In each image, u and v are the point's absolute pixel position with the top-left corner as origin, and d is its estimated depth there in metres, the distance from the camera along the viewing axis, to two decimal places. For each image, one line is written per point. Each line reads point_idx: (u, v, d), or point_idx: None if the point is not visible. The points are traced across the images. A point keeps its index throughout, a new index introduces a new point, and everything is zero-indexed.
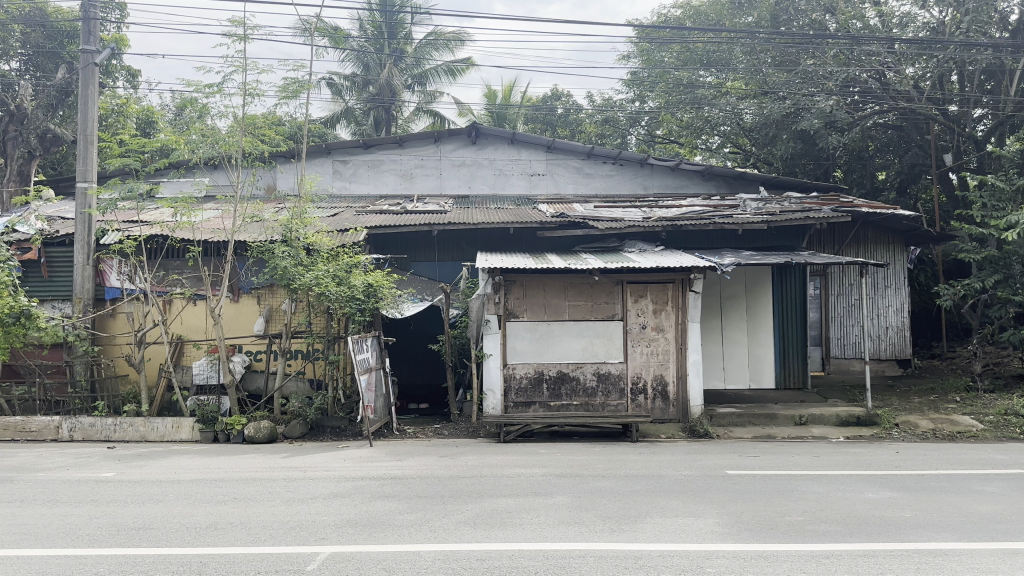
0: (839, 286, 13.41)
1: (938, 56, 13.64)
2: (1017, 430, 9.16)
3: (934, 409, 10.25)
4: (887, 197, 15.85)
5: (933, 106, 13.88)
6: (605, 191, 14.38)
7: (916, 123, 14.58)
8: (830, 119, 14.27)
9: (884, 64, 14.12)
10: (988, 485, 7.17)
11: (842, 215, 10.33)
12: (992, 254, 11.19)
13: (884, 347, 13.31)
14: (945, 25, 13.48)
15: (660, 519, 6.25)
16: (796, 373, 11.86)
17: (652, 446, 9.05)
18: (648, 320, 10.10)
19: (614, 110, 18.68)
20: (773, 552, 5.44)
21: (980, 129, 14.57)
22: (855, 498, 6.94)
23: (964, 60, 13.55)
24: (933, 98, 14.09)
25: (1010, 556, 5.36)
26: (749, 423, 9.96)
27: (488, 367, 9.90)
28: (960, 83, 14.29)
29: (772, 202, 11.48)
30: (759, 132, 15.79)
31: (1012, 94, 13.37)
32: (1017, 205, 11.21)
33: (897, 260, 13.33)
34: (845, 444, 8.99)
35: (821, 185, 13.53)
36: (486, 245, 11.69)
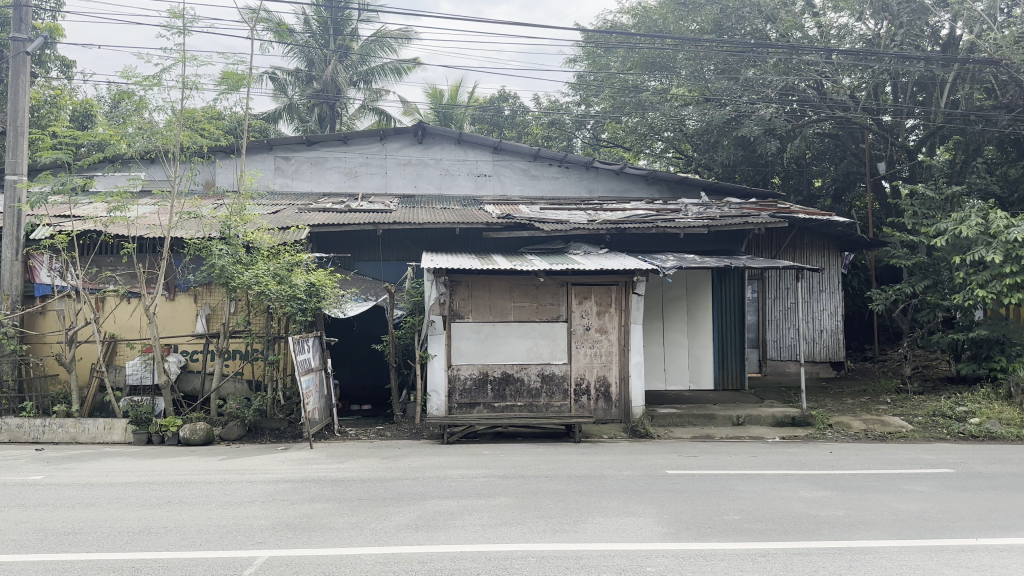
0: (776, 290, 13.69)
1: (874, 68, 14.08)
2: (944, 431, 9.48)
3: (865, 410, 10.55)
4: (822, 205, 16.37)
5: (867, 116, 14.35)
6: (551, 193, 14.44)
7: (851, 132, 15.06)
8: (770, 127, 14.56)
9: (823, 74, 14.34)
10: (917, 484, 7.44)
11: (779, 221, 10.55)
12: (923, 260, 11.55)
13: (818, 349, 13.69)
14: (881, 37, 13.91)
15: (602, 519, 6.31)
16: (734, 374, 12.13)
17: (594, 446, 9.14)
18: (592, 321, 10.18)
19: (559, 112, 18.79)
20: (710, 551, 5.54)
21: (911, 138, 15.10)
22: (789, 496, 7.12)
23: (897, 72, 13.98)
24: (868, 108, 14.49)
25: (936, 553, 5.59)
26: (688, 423, 10.09)
27: (432, 368, 9.80)
28: (893, 94, 14.68)
29: (713, 206, 11.72)
30: (702, 139, 16.06)
31: (943, 106, 13.83)
32: (945, 213, 11.62)
33: (832, 265, 13.70)
34: (782, 443, 9.22)
35: (760, 192, 13.79)
36: (431, 245, 11.61)
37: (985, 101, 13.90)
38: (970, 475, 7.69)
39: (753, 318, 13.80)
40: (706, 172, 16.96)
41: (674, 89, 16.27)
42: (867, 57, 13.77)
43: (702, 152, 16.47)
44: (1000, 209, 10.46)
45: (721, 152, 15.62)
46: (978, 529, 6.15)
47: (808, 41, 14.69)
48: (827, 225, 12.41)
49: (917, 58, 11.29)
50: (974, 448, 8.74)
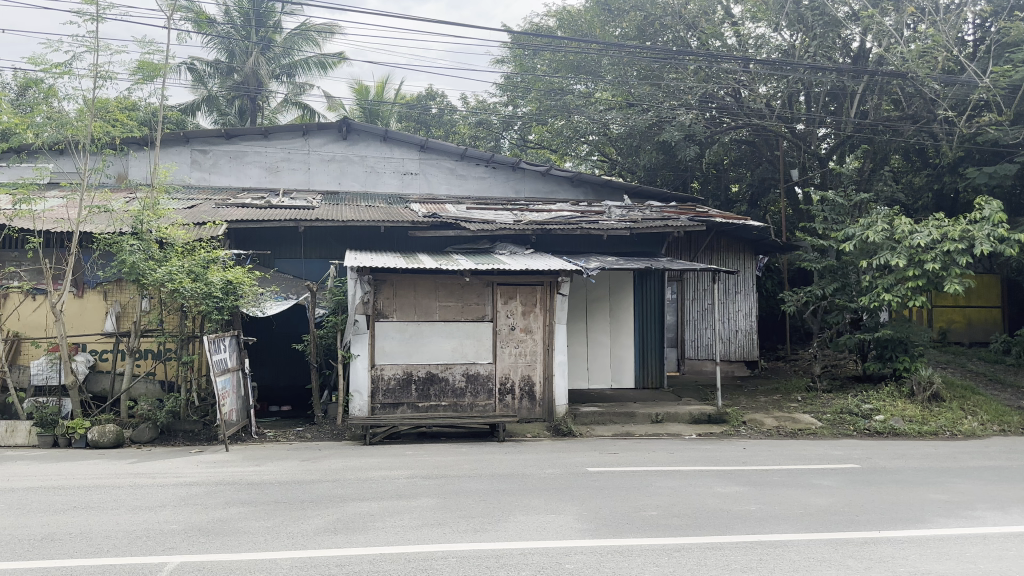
0: (695, 291, 14.03)
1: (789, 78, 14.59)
2: (850, 427, 9.90)
3: (778, 407, 10.92)
4: (739, 209, 16.91)
5: (782, 124, 14.87)
6: (478, 193, 14.44)
7: (767, 139, 15.59)
8: (689, 133, 14.94)
9: (739, 82, 14.86)
10: (825, 479, 7.74)
11: (699, 225, 10.81)
12: (832, 264, 11.88)
13: (734, 349, 14.11)
14: (795, 48, 14.44)
15: (523, 517, 6.34)
16: (654, 373, 12.39)
17: (517, 445, 9.18)
18: (517, 321, 10.22)
19: (486, 112, 18.82)
20: (628, 547, 5.63)
21: (823, 146, 15.72)
22: (705, 492, 7.31)
23: (811, 82, 14.51)
24: (783, 116, 15.01)
25: (841, 545, 5.83)
26: (610, 421, 10.24)
27: (355, 368, 9.64)
28: (806, 103, 15.23)
29: (636, 209, 11.92)
30: (626, 143, 16.37)
31: (853, 116, 14.44)
32: (853, 219, 12.07)
33: (748, 268, 14.15)
34: (698, 440, 9.45)
35: (681, 196, 14.12)
36: (354, 243, 11.45)
37: (891, 112, 14.60)
38: (873, 469, 8.05)
39: (673, 318, 14.10)
40: (630, 175, 17.25)
41: (599, 93, 16.51)
42: (783, 67, 14.28)
43: (626, 155, 16.77)
44: (904, 216, 10.95)
45: (644, 156, 15.93)
46: (880, 522, 6.45)
47: (728, 49, 15.13)
48: (745, 229, 12.77)
49: (828, 68, 11.76)
50: (877, 444, 9.15)
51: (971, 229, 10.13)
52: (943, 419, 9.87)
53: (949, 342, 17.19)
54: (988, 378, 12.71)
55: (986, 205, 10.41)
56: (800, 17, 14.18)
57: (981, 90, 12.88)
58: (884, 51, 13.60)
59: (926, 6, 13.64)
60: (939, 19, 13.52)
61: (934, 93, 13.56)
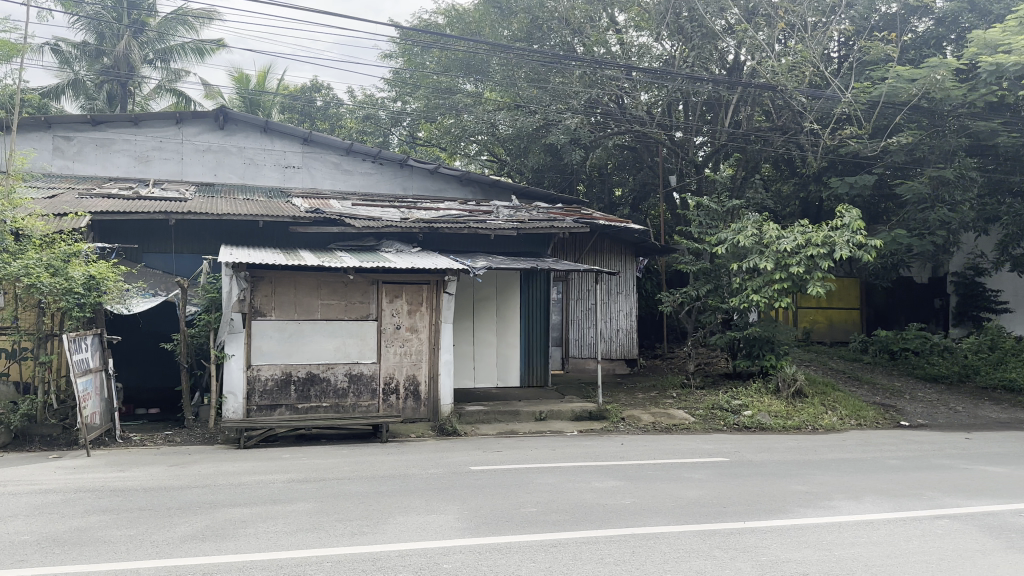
0: (579, 291, 14.34)
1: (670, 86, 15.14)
2: (721, 422, 10.38)
3: (654, 404, 11.32)
4: (622, 213, 17.44)
5: (661, 131, 15.41)
6: (363, 188, 14.23)
7: (648, 145, 16.13)
8: (574, 137, 15.24)
9: (623, 89, 15.20)
10: (696, 472, 8.09)
11: (584, 227, 11.07)
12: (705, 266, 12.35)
13: (614, 347, 14.52)
14: (675, 59, 15.01)
15: (402, 518, 6.30)
16: (539, 371, 12.59)
17: (400, 445, 9.11)
18: (402, 320, 10.15)
19: (373, 107, 18.58)
20: (506, 544, 5.69)
21: (700, 154, 16.39)
22: (583, 487, 7.49)
23: (689, 92, 15.08)
24: (662, 123, 15.56)
25: (708, 535, 6.11)
26: (494, 419, 10.32)
27: (230, 368, 9.29)
28: (685, 112, 15.83)
29: (524, 209, 12.07)
30: (514, 144, 16.57)
31: (727, 126, 15.15)
32: (726, 224, 12.61)
33: (630, 269, 14.60)
34: (579, 437, 9.68)
35: (567, 197, 14.40)
36: (232, 238, 11.05)
37: (762, 123, 15.42)
38: (740, 462, 8.48)
39: (557, 318, 14.35)
40: (517, 176, 17.44)
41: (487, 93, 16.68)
42: (664, 75, 14.82)
43: (514, 156, 16.96)
44: (772, 222, 11.56)
45: (532, 158, 16.15)
46: (745, 512, 6.80)
47: (611, 56, 15.53)
48: (626, 231, 13.15)
49: (705, 79, 12.28)
50: (745, 438, 9.65)
51: (832, 235, 10.82)
52: (805, 413, 10.52)
53: (812, 341, 18.41)
54: (846, 375, 13.63)
55: (845, 213, 11.10)
56: (681, 27, 14.70)
57: (845, 105, 14.06)
58: (757, 65, 14.36)
59: (795, 24, 14.49)
60: (806, 37, 14.43)
61: (802, 106, 14.63)
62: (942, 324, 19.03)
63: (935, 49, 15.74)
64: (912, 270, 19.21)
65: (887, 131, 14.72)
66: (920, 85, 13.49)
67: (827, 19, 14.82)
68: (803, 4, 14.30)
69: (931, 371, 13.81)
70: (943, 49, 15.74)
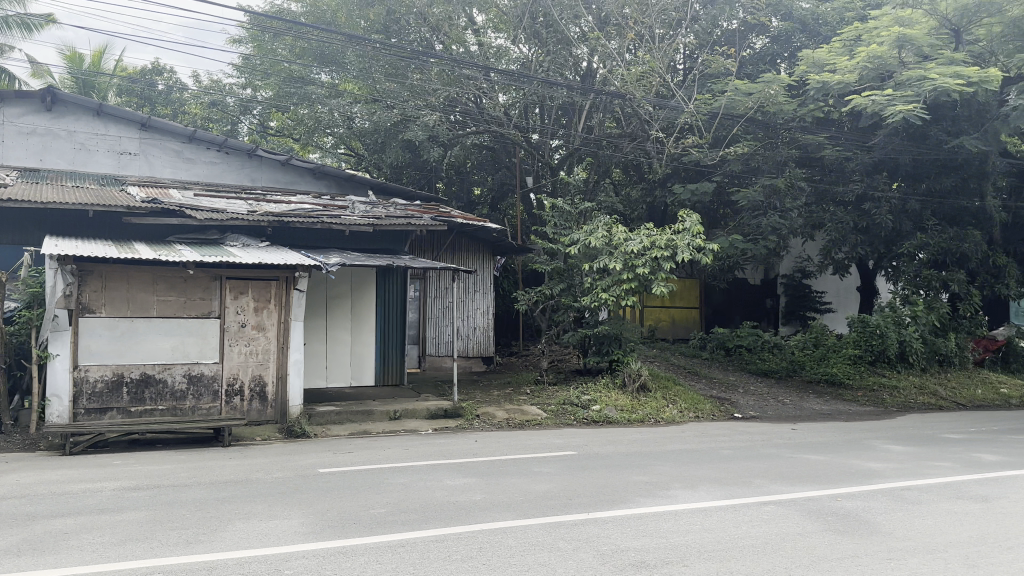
0: (436, 289, 14.35)
1: (526, 88, 15.31)
2: (571, 417, 10.68)
3: (508, 401, 11.49)
4: (481, 211, 17.62)
5: (518, 133, 15.69)
6: (208, 179, 13.57)
7: (505, 145, 16.38)
8: (433, 135, 15.37)
9: (481, 90, 15.33)
10: (545, 467, 8.28)
11: (439, 224, 11.08)
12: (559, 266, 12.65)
13: (471, 345, 14.61)
14: (532, 63, 15.32)
15: (242, 525, 6.04)
16: (394, 370, 12.48)
17: (245, 449, 8.75)
18: (248, 318, 9.74)
19: (220, 93, 17.73)
20: (352, 547, 5.59)
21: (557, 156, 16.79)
22: (434, 486, 7.47)
23: (545, 96, 15.36)
24: (519, 125, 15.83)
25: (554, 528, 6.26)
26: (346, 420, 10.12)
27: (54, 369, 8.69)
28: (541, 115, 16.16)
29: (379, 205, 11.92)
30: (370, 139, 16.36)
31: (580, 130, 15.62)
32: (579, 226, 12.98)
33: (486, 268, 14.74)
34: (432, 435, 9.67)
35: (425, 194, 14.38)
36: (58, 228, 10.21)
37: (613, 129, 15.99)
38: (588, 456, 8.75)
39: (414, 316, 14.27)
40: (374, 171, 17.19)
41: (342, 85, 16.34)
42: (521, 78, 15.08)
43: (371, 151, 16.70)
44: (620, 224, 12.03)
45: (389, 154, 15.99)
46: (590, 504, 7.01)
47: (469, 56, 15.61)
48: (483, 231, 13.25)
49: (559, 83, 12.59)
50: (592, 431, 9.97)
51: (675, 238, 11.45)
52: (648, 407, 11.04)
53: (657, 338, 19.22)
54: (687, 370, 14.43)
55: (687, 217, 11.77)
56: (536, 33, 15.19)
57: (689, 116, 14.79)
58: (609, 72, 14.87)
59: (645, 34, 15.15)
60: (654, 48, 15.11)
61: (648, 115, 15.10)
62: (772, 323, 20.51)
63: (769, 65, 17.15)
64: (747, 272, 20.60)
65: (726, 142, 15.57)
66: (756, 99, 14.57)
67: (674, 32, 15.56)
68: (651, 16, 14.72)
69: (763, 366, 14.90)
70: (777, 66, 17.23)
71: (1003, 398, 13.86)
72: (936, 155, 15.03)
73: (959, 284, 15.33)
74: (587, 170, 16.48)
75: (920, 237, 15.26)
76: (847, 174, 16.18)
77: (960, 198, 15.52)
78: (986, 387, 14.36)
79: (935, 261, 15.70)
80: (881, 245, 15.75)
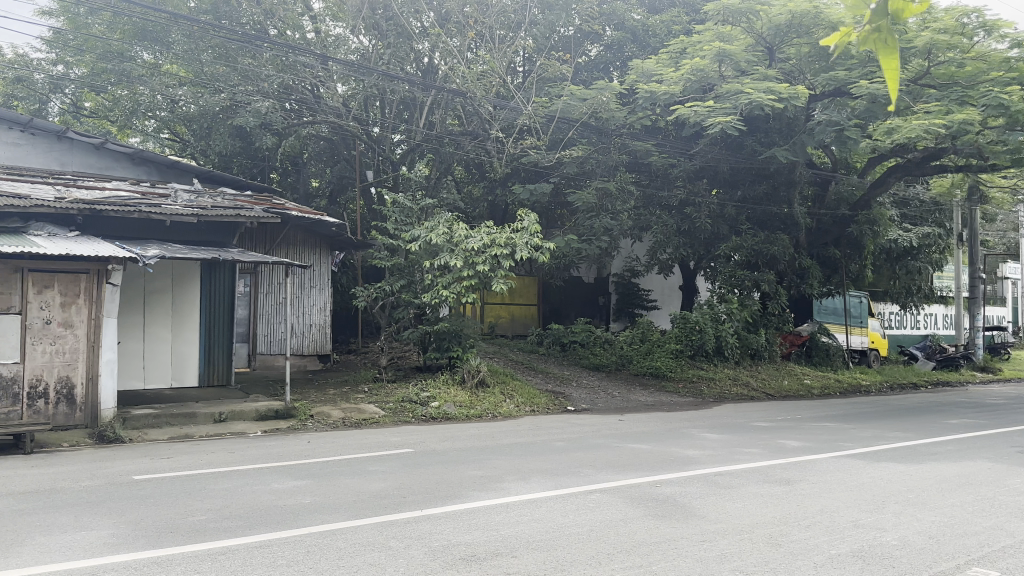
0: (268, 284, 13.87)
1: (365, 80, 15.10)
2: (409, 414, 10.61)
3: (344, 399, 11.25)
4: (318, 204, 17.20)
5: (357, 125, 15.48)
6: (7, 160, 12.35)
7: (343, 138, 16.15)
8: (266, 121, 15.01)
9: (318, 78, 14.92)
10: (381, 465, 8.16)
11: (272, 217, 10.70)
12: (399, 262, 12.51)
13: (306, 343, 14.20)
14: (371, 54, 15.14)
15: (42, 538, 5.52)
16: (221, 370, 11.88)
17: (49, 457, 8.00)
18: (53, 314, 8.92)
19: (24, 67, 16.14)
20: (168, 556, 5.24)
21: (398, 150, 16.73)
22: (261, 489, 7.16)
23: (384, 89, 15.18)
24: (359, 118, 15.62)
25: (386, 527, 6.18)
26: (166, 424, 9.52)
27: None
28: (381, 108, 16.02)
29: (207, 195, 11.32)
30: (198, 124, 15.60)
31: (421, 126, 15.64)
32: (420, 222, 12.90)
33: (322, 263, 14.38)
34: (261, 437, 9.28)
35: (257, 184, 13.90)
36: None
37: (454, 127, 16.18)
38: (424, 453, 8.72)
39: (244, 312, 13.67)
40: (202, 159, 16.31)
41: (166, 65, 15.37)
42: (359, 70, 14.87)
43: (199, 137, 15.85)
44: (461, 222, 12.12)
45: (217, 140, 15.24)
46: (425, 501, 6.99)
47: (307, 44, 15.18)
48: (318, 224, 12.92)
49: (399, 77, 12.53)
50: (429, 428, 9.96)
51: (514, 238, 11.67)
52: (486, 403, 11.20)
53: (496, 334, 19.52)
54: (523, 365, 14.76)
55: (525, 217, 12.08)
56: (376, 24, 14.92)
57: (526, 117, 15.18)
58: (448, 68, 15.00)
59: (485, 34, 15.43)
60: (494, 48, 15.39)
61: (489, 114, 15.54)
62: (604, 318, 21.36)
63: (604, 72, 18.41)
64: (580, 270, 21.35)
65: (562, 143, 16.26)
66: (589, 104, 15.25)
67: (512, 34, 16.03)
68: (490, 17, 15.36)
69: (594, 361, 15.52)
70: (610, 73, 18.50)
71: (806, 388, 15.26)
72: (751, 164, 16.38)
73: (767, 285, 16.81)
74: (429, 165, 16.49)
75: (735, 240, 16.67)
76: (670, 181, 17.07)
77: (769, 205, 17.23)
78: (792, 379, 15.78)
79: (749, 262, 17.14)
80: (700, 246, 17.07)
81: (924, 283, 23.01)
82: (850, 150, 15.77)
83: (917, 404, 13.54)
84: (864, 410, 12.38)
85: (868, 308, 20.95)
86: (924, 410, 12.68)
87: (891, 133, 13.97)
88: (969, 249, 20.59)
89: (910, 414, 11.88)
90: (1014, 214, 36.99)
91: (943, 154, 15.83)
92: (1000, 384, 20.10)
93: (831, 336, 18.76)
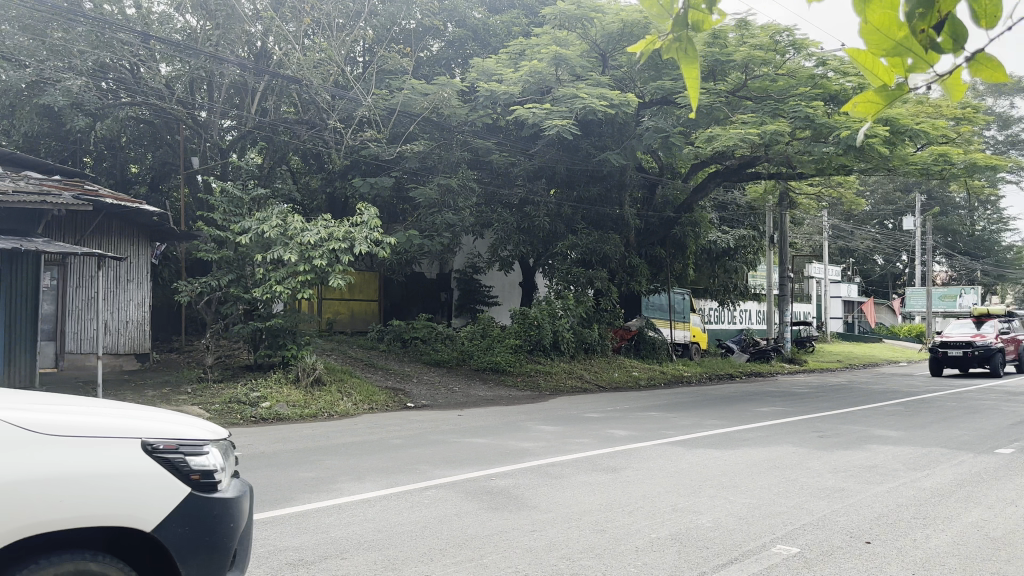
0: (79, 278, 12.81)
1: (191, 61, 14.28)
2: (238, 416, 10.10)
3: (165, 401, 10.57)
4: (139, 191, 16.12)
5: (181, 108, 14.66)
6: None
7: (167, 122, 15.27)
8: (76, 100, 13.92)
9: (138, 57, 14.15)
10: None
11: (83, 203, 9.87)
12: (227, 255, 11.86)
13: (123, 341, 13.18)
14: (199, 34, 14.38)
15: None
16: (22, 372, 10.80)
17: None
18: None
19: None
20: None
21: (229, 137, 16.05)
22: None
23: (213, 72, 14.59)
24: (183, 100, 14.81)
25: None
26: None
27: None
28: (209, 91, 15.28)
29: (5, 179, 10.24)
30: None
31: (253, 112, 15.03)
32: (251, 213, 12.33)
33: (140, 256, 13.43)
34: None
35: (65, 169, 12.79)
36: None
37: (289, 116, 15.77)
38: (253, 456, 8.34)
39: (50, 309, 12.51)
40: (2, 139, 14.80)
41: None
42: (186, 51, 14.05)
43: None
44: (296, 214, 11.81)
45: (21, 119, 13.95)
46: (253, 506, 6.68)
47: (126, 19, 14.15)
48: (137, 212, 12.07)
49: (231, 61, 11.99)
50: (259, 429, 9.53)
51: (352, 231, 11.60)
52: (322, 402, 10.89)
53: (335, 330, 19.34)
54: (361, 362, 14.56)
55: (364, 211, 11.98)
56: (204, 4, 14.24)
57: (365, 109, 15.01)
58: (283, 54, 14.47)
59: (322, 21, 15.13)
60: (331, 36, 15.08)
61: (325, 103, 15.22)
62: (445, 314, 21.35)
63: (446, 69, 18.17)
64: (422, 266, 21.25)
65: (403, 137, 16.16)
66: (430, 100, 15.20)
67: (352, 23, 15.80)
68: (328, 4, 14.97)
69: (434, 357, 15.51)
70: (452, 70, 18.29)
71: (634, 379, 16.11)
72: (584, 166, 16.87)
73: (601, 282, 17.60)
74: (262, 154, 15.88)
75: (571, 238, 17.31)
76: (510, 179, 17.48)
77: (603, 206, 18.05)
78: (623, 371, 16.58)
79: (584, 260, 17.86)
80: (539, 244, 17.52)
81: (741, 281, 24.86)
82: (677, 155, 16.75)
83: (733, 393, 14.63)
84: (686, 400, 13.19)
85: (689, 304, 22.52)
86: (738, 399, 13.70)
87: (713, 141, 14.97)
88: (779, 250, 22.46)
89: (726, 403, 12.79)
90: (818, 219, 40.83)
91: (756, 161, 17.27)
92: (804, 373, 22.11)
93: (658, 330, 19.84)
